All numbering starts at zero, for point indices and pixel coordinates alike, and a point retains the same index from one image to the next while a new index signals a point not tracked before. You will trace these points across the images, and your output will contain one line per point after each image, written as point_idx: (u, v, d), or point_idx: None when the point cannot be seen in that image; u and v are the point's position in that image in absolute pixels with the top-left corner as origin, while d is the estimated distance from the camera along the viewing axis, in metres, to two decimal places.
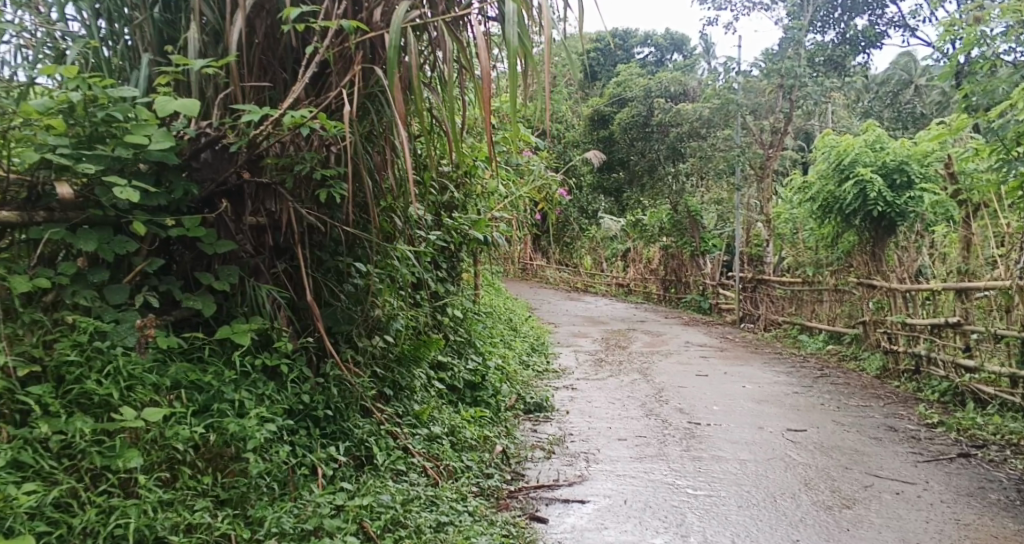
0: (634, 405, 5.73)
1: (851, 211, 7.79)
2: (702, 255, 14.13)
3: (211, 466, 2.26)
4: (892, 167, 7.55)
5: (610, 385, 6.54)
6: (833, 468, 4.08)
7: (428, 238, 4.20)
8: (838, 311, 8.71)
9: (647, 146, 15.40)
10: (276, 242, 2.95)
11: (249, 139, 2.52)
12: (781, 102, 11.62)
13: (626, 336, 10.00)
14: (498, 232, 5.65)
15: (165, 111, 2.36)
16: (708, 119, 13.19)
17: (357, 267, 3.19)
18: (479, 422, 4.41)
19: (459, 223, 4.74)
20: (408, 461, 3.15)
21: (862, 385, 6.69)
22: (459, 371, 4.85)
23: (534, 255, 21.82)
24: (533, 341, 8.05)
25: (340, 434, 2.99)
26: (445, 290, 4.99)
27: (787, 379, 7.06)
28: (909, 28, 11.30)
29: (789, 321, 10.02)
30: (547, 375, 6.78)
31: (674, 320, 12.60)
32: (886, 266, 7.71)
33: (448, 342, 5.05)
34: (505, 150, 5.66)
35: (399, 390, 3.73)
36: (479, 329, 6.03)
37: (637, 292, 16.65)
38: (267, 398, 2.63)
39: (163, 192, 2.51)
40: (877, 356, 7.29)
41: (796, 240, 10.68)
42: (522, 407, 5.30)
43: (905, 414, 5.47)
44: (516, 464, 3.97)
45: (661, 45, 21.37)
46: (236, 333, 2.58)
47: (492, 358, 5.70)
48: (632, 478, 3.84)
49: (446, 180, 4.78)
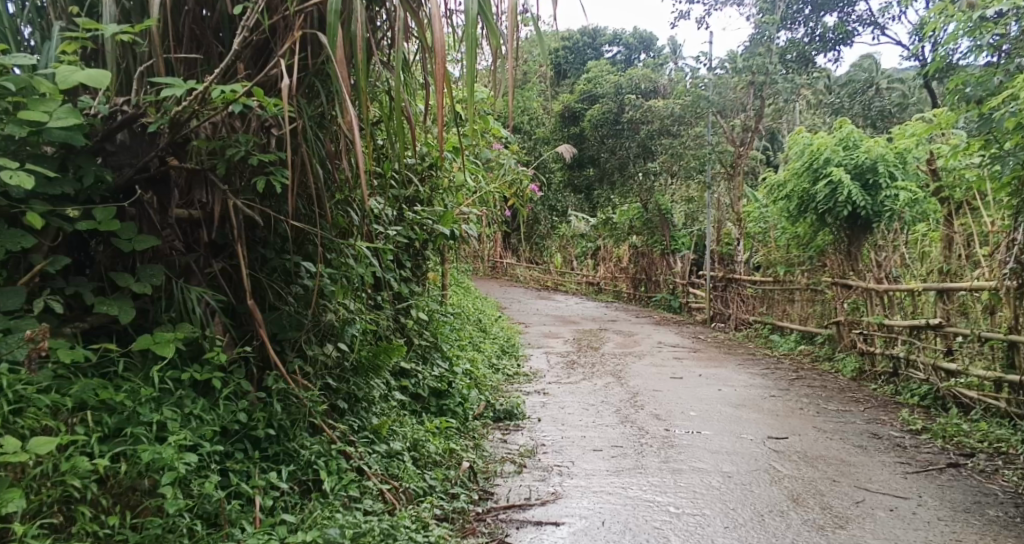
0: (608, 411, 5.45)
1: (826, 210, 7.62)
2: (672, 254, 13.98)
3: (119, 504, 1.92)
4: (867, 166, 7.32)
5: (583, 389, 6.26)
6: (821, 481, 3.84)
7: (389, 233, 3.87)
8: (810, 311, 8.57)
9: (618, 143, 15.12)
10: (210, 238, 2.62)
11: (171, 118, 2.18)
12: (752, 100, 11.47)
13: (597, 336, 9.75)
14: (466, 227, 5.31)
15: (67, 84, 2.02)
16: (679, 115, 13.14)
17: (306, 267, 2.87)
18: (444, 434, 4.08)
19: (421, 217, 4.39)
20: (362, 485, 2.82)
21: (840, 387, 6.50)
22: (423, 377, 4.51)
23: (504, 253, 21.51)
24: (503, 343, 7.74)
25: (285, 456, 2.65)
26: (409, 291, 4.65)
27: (764, 381, 6.86)
28: (879, 26, 11.18)
29: (761, 321, 9.87)
30: (518, 379, 6.47)
31: (645, 320, 12.39)
32: (862, 266, 7.55)
33: (412, 347, 4.70)
34: (472, 142, 5.33)
35: (356, 402, 3.38)
36: (446, 331, 5.70)
37: (607, 291, 16.44)
38: (194, 419, 2.29)
39: (68, 179, 2.17)
40: (853, 358, 7.13)
41: (768, 239, 10.52)
42: (491, 414, 4.99)
43: (888, 420, 5.28)
44: (484, 481, 3.66)
45: (629, 43, 21.23)
46: (156, 344, 2.25)
47: (460, 362, 5.38)
48: (610, 495, 3.56)
49: (408, 172, 4.44)
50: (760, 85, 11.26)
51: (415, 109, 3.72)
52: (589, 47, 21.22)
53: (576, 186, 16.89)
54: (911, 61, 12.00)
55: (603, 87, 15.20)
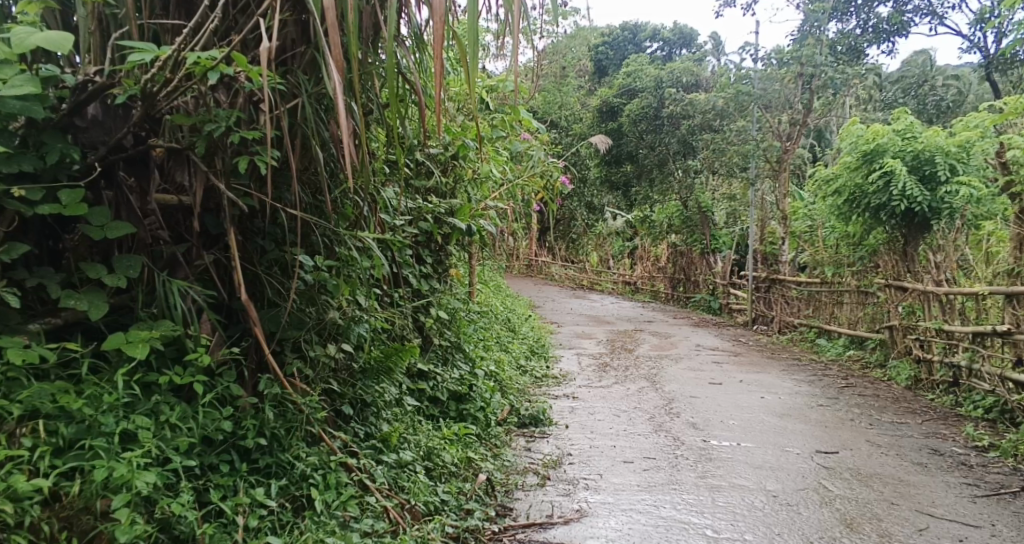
0: (641, 418, 5.12)
1: (880, 207, 7.15)
2: (712, 253, 13.53)
3: (66, 529, 1.76)
4: (926, 159, 6.82)
5: (616, 393, 5.93)
6: (877, 503, 3.47)
7: (403, 227, 3.61)
8: (860, 314, 8.12)
9: (658, 140, 14.52)
10: (201, 227, 2.40)
11: (142, 88, 1.95)
12: (800, 93, 10.87)
13: (632, 337, 9.39)
14: (492, 221, 5.02)
15: (22, 47, 1.79)
16: (722, 108, 12.67)
17: (307, 259, 2.62)
18: (463, 441, 3.81)
19: (439, 207, 4.11)
20: (362, 502, 2.54)
21: (894, 397, 6.06)
22: (443, 380, 4.24)
23: (539, 251, 21.18)
24: (533, 344, 7.44)
25: (279, 469, 2.40)
26: (429, 287, 4.40)
27: (810, 389, 6.44)
28: (937, 16, 10.59)
29: (806, 324, 9.41)
30: (546, 382, 6.16)
31: (683, 321, 11.99)
32: (920, 267, 7.06)
33: (431, 348, 4.43)
34: (500, 132, 5.04)
35: (363, 407, 3.12)
36: (470, 331, 5.42)
37: (644, 291, 16.03)
38: (169, 427, 2.08)
39: (29, 157, 1.96)
40: (907, 365, 6.67)
41: (815, 238, 10.03)
42: (516, 420, 4.70)
43: (948, 435, 4.84)
44: (503, 495, 3.37)
45: (669, 38, 20.77)
46: (127, 345, 2.05)
47: (484, 364, 5.10)
48: (639, 514, 3.24)
49: (428, 162, 4.18)
50: (809, 77, 10.74)
51: (430, 91, 3.46)
52: (630, 43, 20.77)
53: (613, 183, 16.49)
54: (971, 52, 11.36)
55: (643, 82, 14.77)
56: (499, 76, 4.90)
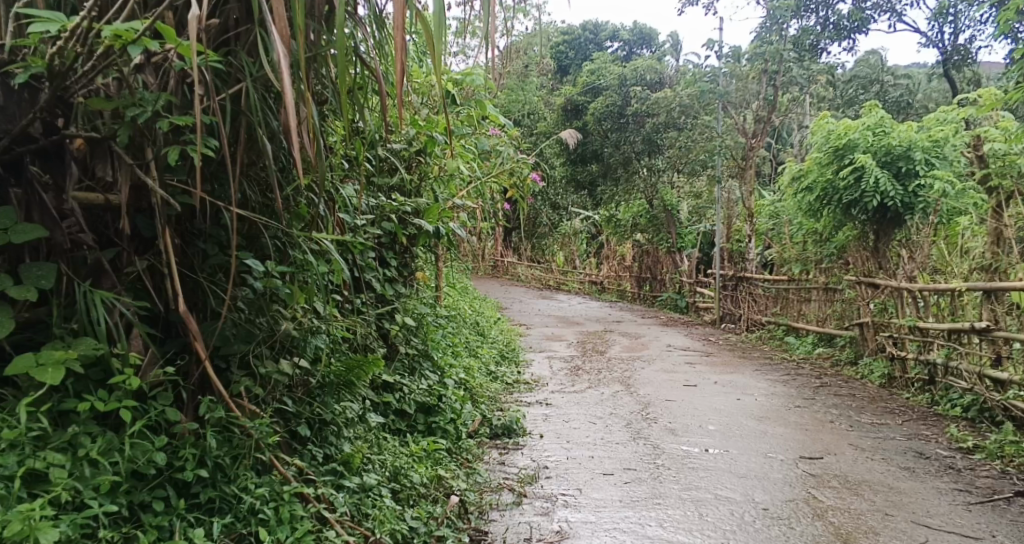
0: (618, 425, 4.91)
1: (851, 203, 7.07)
2: (678, 252, 13.47)
3: None
4: (898, 153, 6.72)
5: (590, 399, 5.71)
6: (871, 514, 3.31)
7: (364, 228, 3.33)
8: (829, 311, 8.07)
9: (622, 137, 14.38)
10: (131, 229, 2.11)
11: (47, 67, 1.64)
12: (766, 89, 10.80)
13: (602, 338, 9.21)
14: (458, 221, 4.76)
15: None
16: (687, 106, 12.57)
17: (254, 264, 2.35)
18: (432, 457, 3.55)
19: (402, 205, 3.82)
20: (322, 538, 2.26)
21: (870, 396, 5.95)
22: (409, 391, 3.97)
23: (504, 251, 20.94)
24: (502, 348, 7.19)
25: (223, 504, 2.12)
26: (394, 292, 4.12)
27: (785, 389, 6.30)
28: (896, 12, 10.63)
29: (775, 321, 9.34)
30: (518, 388, 5.92)
31: (651, 320, 11.88)
32: (891, 264, 7.00)
33: (396, 357, 4.16)
34: (467, 126, 4.78)
35: (323, 427, 2.83)
36: (438, 337, 5.14)
37: (610, 290, 15.92)
38: (90, 464, 1.79)
39: None
40: (881, 363, 6.60)
41: (782, 235, 9.98)
42: (487, 431, 4.45)
43: (930, 436, 4.73)
44: (477, 518, 3.11)
45: (629, 38, 20.79)
46: (35, 370, 1.75)
47: (453, 372, 4.84)
48: (624, 535, 3.01)
49: (390, 157, 3.90)
50: (773, 73, 10.67)
51: (393, 78, 3.18)
52: (591, 43, 20.73)
53: (578, 183, 16.32)
54: (929, 49, 11.48)
55: (607, 80, 14.63)
56: (465, 68, 4.63)
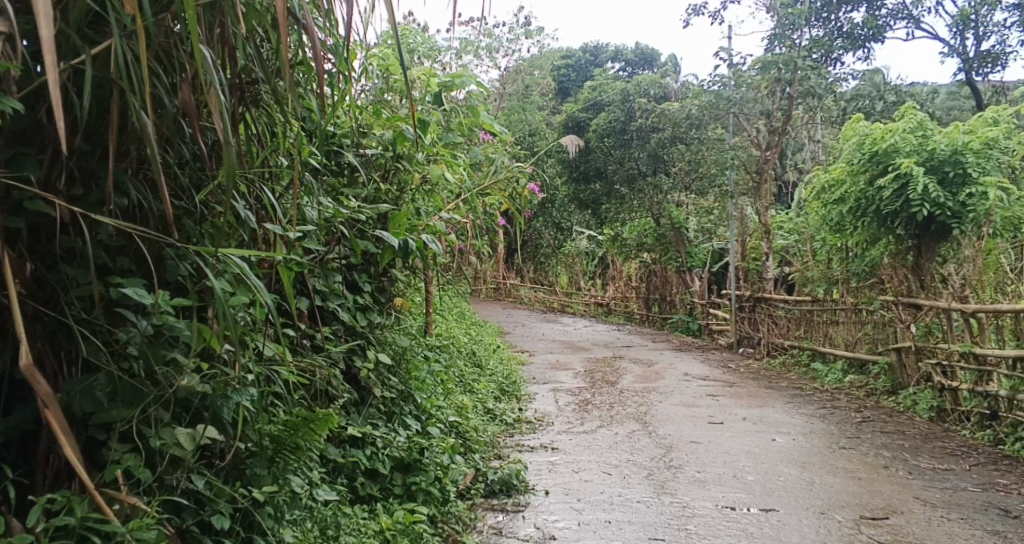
0: (637, 475, 4.17)
1: (888, 215, 6.38)
2: (688, 272, 12.82)
3: None
4: (943, 158, 6.02)
5: (602, 441, 4.97)
6: None
7: (314, 242, 2.62)
8: (859, 335, 7.37)
9: (625, 154, 13.54)
10: None
11: None
12: (778, 100, 9.95)
13: (612, 366, 8.50)
14: (445, 237, 4.04)
15: None
16: (697, 118, 11.70)
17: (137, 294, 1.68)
18: (409, 532, 2.83)
19: (361, 214, 3.10)
20: None
21: (922, 434, 5.21)
22: (385, 445, 3.26)
23: (507, 274, 20.29)
24: (502, 381, 6.45)
25: None
26: (367, 324, 3.42)
27: (823, 426, 5.55)
28: (913, 19, 10.02)
29: (797, 345, 8.63)
30: (520, 429, 5.19)
31: (663, 345, 11.18)
32: (934, 282, 6.28)
33: (369, 401, 3.46)
34: (455, 131, 4.10)
35: (251, 512, 2.11)
36: (425, 374, 4.42)
37: (617, 312, 15.27)
38: None
39: None
40: (928, 394, 5.86)
41: (803, 253, 9.29)
42: (481, 488, 3.74)
43: (1008, 486, 3.98)
44: None
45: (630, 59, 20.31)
46: None
47: (441, 415, 4.13)
48: None
49: (352, 161, 3.19)
50: (787, 84, 9.81)
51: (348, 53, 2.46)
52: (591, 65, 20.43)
53: (580, 202, 15.44)
54: (949, 58, 10.86)
55: (609, 95, 14.04)
56: (456, 68, 3.87)
